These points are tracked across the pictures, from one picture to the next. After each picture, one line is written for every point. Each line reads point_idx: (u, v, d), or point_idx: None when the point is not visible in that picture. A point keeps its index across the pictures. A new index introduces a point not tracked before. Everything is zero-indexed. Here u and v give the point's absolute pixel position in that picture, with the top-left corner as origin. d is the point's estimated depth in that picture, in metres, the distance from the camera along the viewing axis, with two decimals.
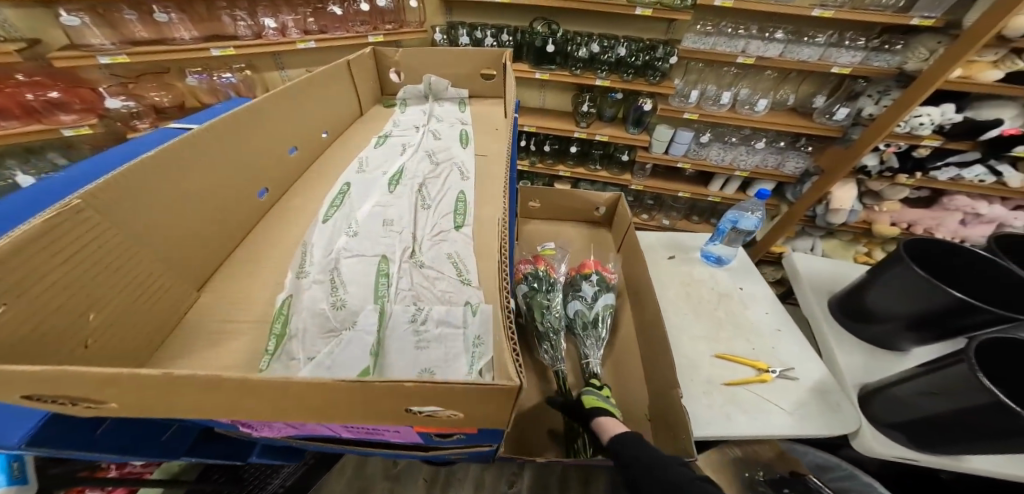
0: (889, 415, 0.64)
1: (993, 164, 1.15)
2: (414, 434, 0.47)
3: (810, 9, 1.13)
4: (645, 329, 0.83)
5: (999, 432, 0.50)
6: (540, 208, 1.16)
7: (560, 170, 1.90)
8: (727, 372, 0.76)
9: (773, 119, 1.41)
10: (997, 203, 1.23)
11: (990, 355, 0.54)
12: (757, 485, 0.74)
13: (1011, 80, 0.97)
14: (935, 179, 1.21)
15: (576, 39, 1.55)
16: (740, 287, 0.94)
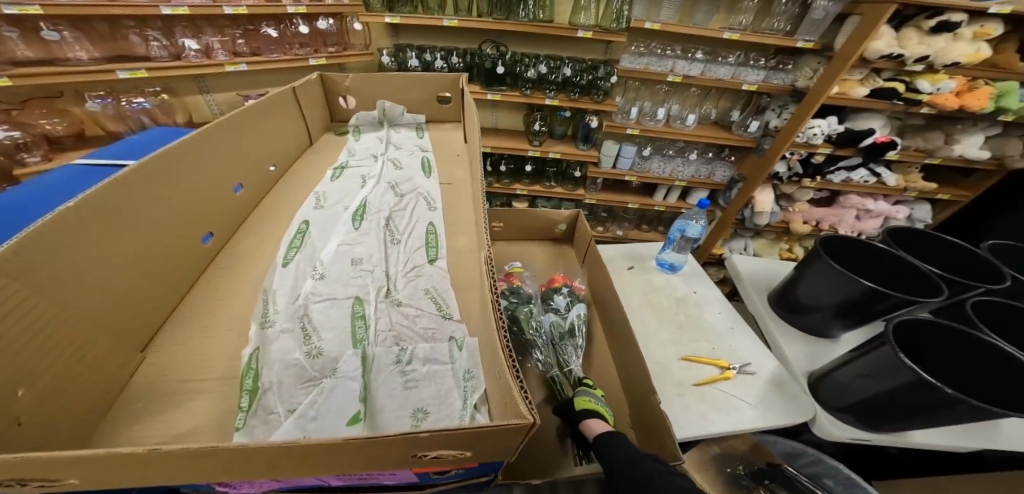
0: (837, 399, 0.71)
1: (873, 167, 1.36)
2: (413, 475, 0.44)
3: (721, 31, 1.29)
4: (616, 338, 0.86)
5: (926, 405, 0.58)
6: (504, 229, 1.18)
7: (517, 189, 1.95)
8: (695, 373, 0.81)
9: (701, 132, 1.57)
10: (881, 200, 1.46)
11: (913, 339, 0.62)
12: (740, 479, 0.80)
13: (875, 95, 1.12)
14: (831, 181, 1.41)
15: (523, 60, 1.61)
16: (695, 291, 1.02)
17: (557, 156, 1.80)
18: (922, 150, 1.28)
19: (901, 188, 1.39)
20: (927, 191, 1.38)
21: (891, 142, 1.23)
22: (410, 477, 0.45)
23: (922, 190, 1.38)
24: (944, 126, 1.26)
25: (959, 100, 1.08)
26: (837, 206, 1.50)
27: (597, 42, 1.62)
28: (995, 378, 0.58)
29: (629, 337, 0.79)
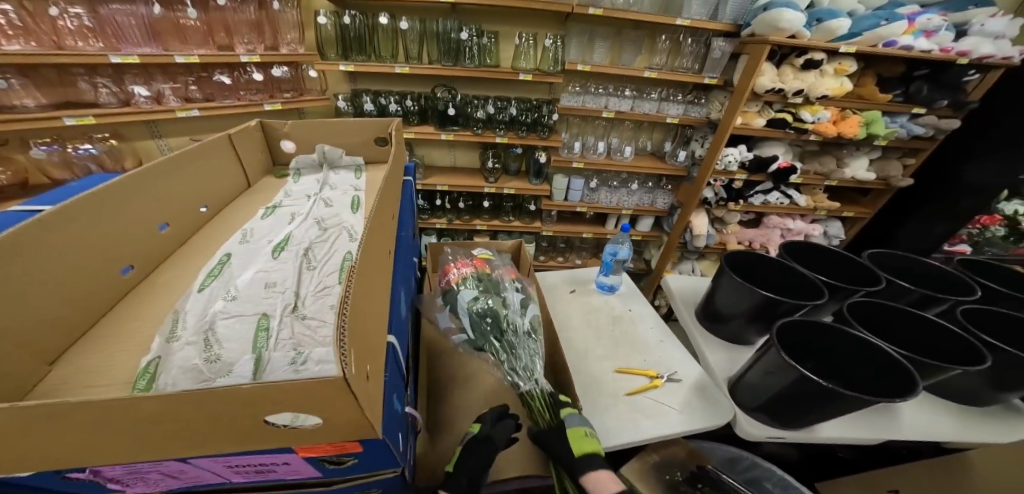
0: (751, 399, 0.74)
1: (784, 189, 1.52)
2: (304, 465, 0.51)
3: (642, 71, 1.45)
4: (552, 355, 0.90)
5: (816, 395, 0.62)
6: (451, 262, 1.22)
7: (476, 224, 2.01)
8: (626, 383, 0.85)
9: (639, 163, 1.70)
10: (799, 219, 1.61)
11: (798, 337, 0.68)
12: (679, 485, 0.82)
13: (771, 125, 1.28)
14: (752, 204, 1.55)
15: (474, 101, 1.73)
16: (630, 309, 1.08)
17: (511, 191, 1.87)
18: (822, 174, 1.44)
19: (812, 208, 1.54)
20: (834, 210, 1.53)
21: (793, 167, 1.39)
22: (308, 470, 0.53)
23: (829, 209, 1.54)
24: (834, 151, 1.44)
25: (836, 127, 1.26)
26: (763, 227, 1.64)
27: (540, 84, 1.77)
28: (863, 364, 0.64)
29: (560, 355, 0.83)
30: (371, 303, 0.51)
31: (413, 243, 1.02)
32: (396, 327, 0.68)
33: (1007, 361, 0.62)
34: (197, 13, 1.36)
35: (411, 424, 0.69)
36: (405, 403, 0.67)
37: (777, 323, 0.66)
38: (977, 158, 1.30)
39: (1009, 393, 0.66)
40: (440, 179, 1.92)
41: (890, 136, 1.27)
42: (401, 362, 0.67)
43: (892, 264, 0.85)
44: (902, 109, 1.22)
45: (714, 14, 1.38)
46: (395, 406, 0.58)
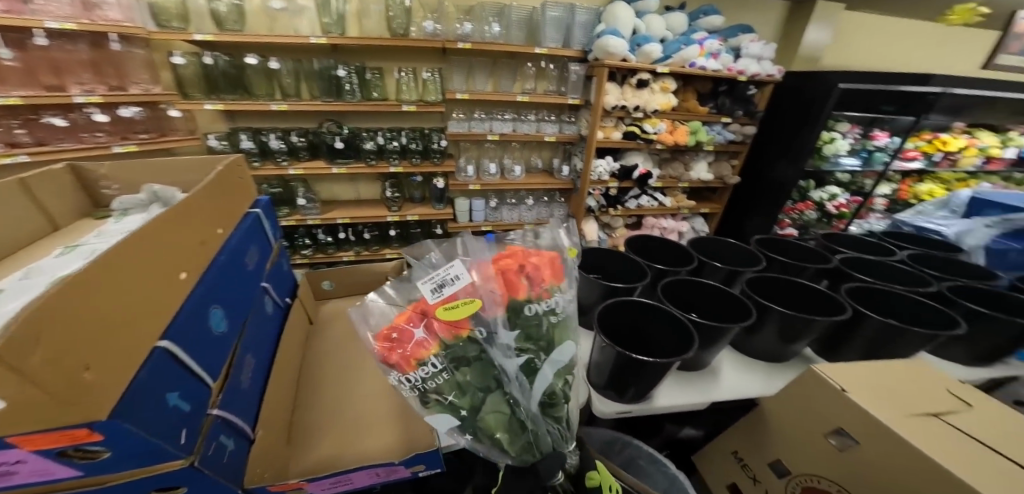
0: (599, 378, 0.75)
1: (652, 194, 1.84)
2: (53, 461, 0.45)
3: (515, 95, 1.56)
4: None
5: (637, 365, 0.65)
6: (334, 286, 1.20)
7: (387, 253, 1.95)
8: None
9: (531, 180, 1.84)
10: (670, 219, 1.92)
11: (617, 312, 0.73)
12: None
13: (624, 137, 1.58)
14: (630, 207, 1.82)
15: (364, 134, 1.71)
16: None
17: (415, 218, 1.85)
18: (676, 178, 1.82)
19: (677, 207, 1.88)
20: (692, 207, 1.90)
21: (649, 172, 1.71)
22: (62, 469, 0.47)
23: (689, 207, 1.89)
24: (682, 158, 1.83)
25: (673, 137, 1.62)
26: (644, 228, 1.92)
27: (430, 114, 1.82)
28: (680, 331, 0.71)
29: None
30: (120, 303, 0.45)
31: (274, 268, 0.97)
32: (203, 345, 0.61)
33: (780, 318, 0.78)
34: (10, 51, 1.18)
35: (235, 433, 0.63)
36: (212, 406, 0.60)
37: (602, 305, 0.72)
38: (780, 158, 1.71)
39: (798, 343, 0.82)
40: (341, 212, 1.86)
41: (712, 140, 1.71)
42: (208, 378, 0.60)
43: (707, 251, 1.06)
44: (715, 119, 1.68)
45: (566, 39, 1.58)
46: (171, 397, 0.51)
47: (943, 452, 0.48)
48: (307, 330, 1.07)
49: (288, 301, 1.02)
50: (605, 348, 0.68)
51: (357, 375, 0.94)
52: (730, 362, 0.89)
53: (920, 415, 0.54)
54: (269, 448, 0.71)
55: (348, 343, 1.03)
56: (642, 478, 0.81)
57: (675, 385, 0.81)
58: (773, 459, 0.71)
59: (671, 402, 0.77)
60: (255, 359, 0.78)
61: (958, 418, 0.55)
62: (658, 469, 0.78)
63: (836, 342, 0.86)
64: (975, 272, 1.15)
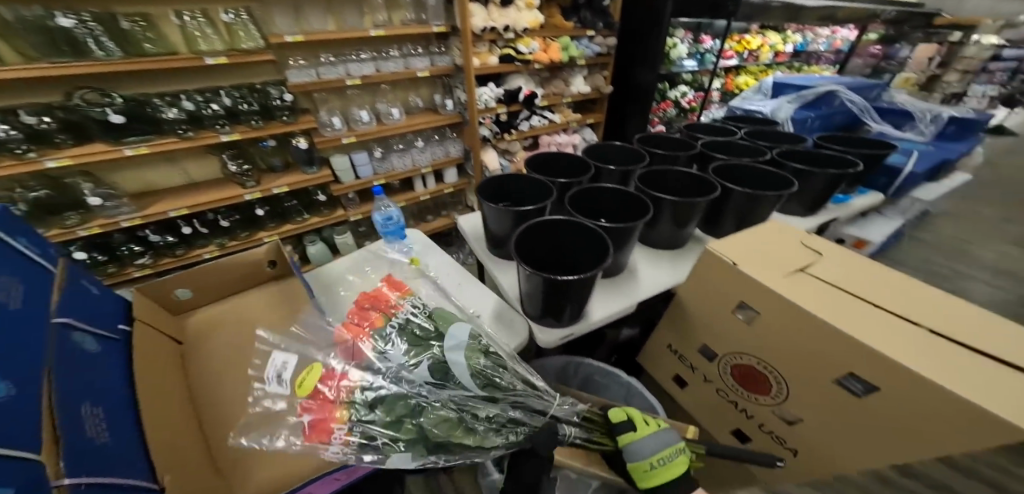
0: (534, 308, 0.76)
1: (541, 113, 1.82)
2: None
3: (367, 30, 1.29)
4: None
5: (564, 285, 0.67)
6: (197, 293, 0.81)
7: (263, 237, 1.62)
8: None
9: (414, 121, 1.63)
10: (565, 133, 1.93)
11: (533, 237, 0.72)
12: None
13: (504, 60, 1.51)
14: (523, 129, 1.78)
15: (157, 100, 1.24)
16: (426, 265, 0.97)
17: (284, 190, 1.53)
18: (559, 95, 1.82)
19: (567, 123, 1.90)
20: (578, 121, 1.94)
21: (534, 92, 1.68)
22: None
23: (576, 121, 1.93)
24: (560, 75, 1.83)
25: (547, 55, 1.58)
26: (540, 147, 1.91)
27: (260, 64, 1.41)
28: (589, 239, 0.72)
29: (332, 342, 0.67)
30: None
31: (70, 288, 0.59)
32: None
33: (670, 205, 0.86)
34: None
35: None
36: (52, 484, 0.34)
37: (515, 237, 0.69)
38: (638, 65, 1.84)
39: (689, 226, 0.93)
40: (172, 203, 1.43)
41: (582, 55, 1.70)
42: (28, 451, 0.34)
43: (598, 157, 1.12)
44: (581, 33, 1.66)
45: None
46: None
47: (817, 302, 0.59)
48: (178, 355, 0.72)
49: (124, 327, 0.66)
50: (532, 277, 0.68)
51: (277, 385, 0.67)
52: (644, 261, 0.97)
53: (793, 273, 0.66)
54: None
55: (250, 348, 0.74)
56: (600, 391, 0.90)
57: (603, 298, 0.86)
58: (701, 344, 0.81)
59: (604, 313, 0.82)
60: (103, 407, 0.48)
61: (816, 265, 0.68)
62: (613, 380, 0.87)
63: (712, 217, 1.00)
64: (791, 138, 1.38)
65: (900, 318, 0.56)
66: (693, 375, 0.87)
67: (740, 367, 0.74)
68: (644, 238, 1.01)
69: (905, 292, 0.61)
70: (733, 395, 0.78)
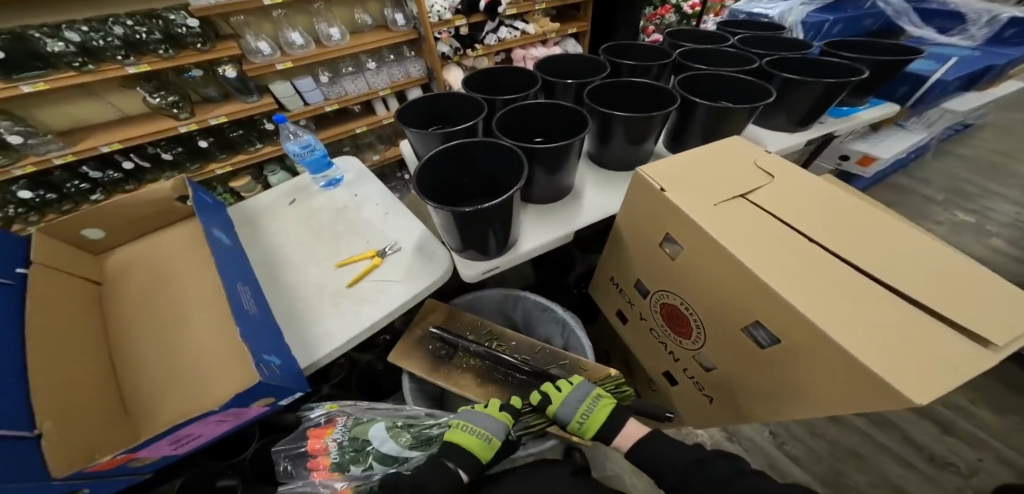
0: (454, 241, 0.73)
1: (508, 23, 1.62)
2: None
3: None
4: (268, 273, 0.78)
5: (478, 215, 0.63)
6: (110, 229, 0.77)
7: (215, 169, 1.54)
8: (348, 274, 0.78)
9: (362, 40, 1.45)
10: (539, 46, 1.74)
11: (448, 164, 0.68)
12: (439, 350, 0.81)
13: None
14: (490, 44, 1.59)
15: (35, 31, 1.10)
16: (355, 195, 0.91)
17: (222, 121, 1.42)
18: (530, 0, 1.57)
19: (542, 34, 1.68)
20: (557, 31, 1.70)
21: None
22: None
23: (554, 31, 1.69)
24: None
25: None
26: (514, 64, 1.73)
27: None
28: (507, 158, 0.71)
29: (234, 272, 0.67)
30: None
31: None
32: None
33: (625, 123, 0.76)
34: None
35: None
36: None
37: (415, 171, 0.65)
38: None
39: (648, 142, 0.84)
40: (102, 137, 1.33)
41: None
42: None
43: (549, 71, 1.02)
44: None
45: None
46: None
47: (738, 233, 0.54)
48: (94, 292, 0.71)
49: (25, 269, 0.63)
50: (444, 215, 0.65)
51: (186, 316, 0.67)
52: (594, 183, 0.90)
53: (724, 201, 0.59)
54: (88, 432, 0.51)
55: (166, 283, 0.72)
56: (538, 324, 0.93)
57: (537, 225, 0.82)
58: (637, 279, 0.80)
59: (536, 243, 0.80)
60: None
61: (760, 191, 0.61)
62: (549, 316, 0.88)
63: (680, 132, 0.90)
64: (791, 44, 1.19)
65: (827, 254, 0.51)
66: (630, 310, 0.87)
67: (667, 306, 0.73)
68: (597, 159, 0.93)
69: (842, 218, 0.56)
70: (663, 335, 0.79)
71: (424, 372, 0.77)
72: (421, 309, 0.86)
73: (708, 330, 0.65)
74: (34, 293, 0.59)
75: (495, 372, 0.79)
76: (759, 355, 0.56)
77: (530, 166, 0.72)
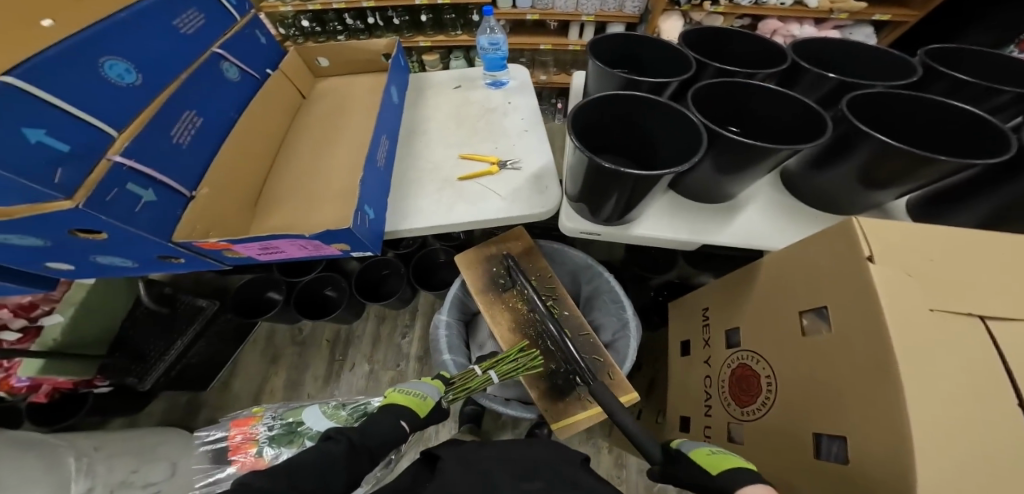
0: (575, 188, 0.67)
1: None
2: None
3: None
4: (404, 137, 0.82)
5: (610, 173, 0.55)
6: (331, 67, 0.84)
7: (419, 42, 1.30)
8: (464, 169, 0.79)
9: None
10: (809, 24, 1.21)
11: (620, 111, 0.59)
12: (497, 276, 0.86)
13: None
14: (740, 6, 1.15)
15: None
16: (510, 102, 0.85)
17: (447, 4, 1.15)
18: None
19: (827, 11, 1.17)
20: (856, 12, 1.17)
21: None
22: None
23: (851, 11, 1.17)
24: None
25: None
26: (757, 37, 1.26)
27: None
28: (691, 136, 0.57)
29: (385, 124, 0.73)
30: None
31: (243, 34, 0.70)
32: (90, 86, 0.44)
33: (876, 148, 0.47)
34: None
35: (157, 186, 0.50)
36: (109, 151, 0.44)
37: (576, 105, 0.57)
38: None
39: (883, 193, 0.54)
40: None
41: None
42: (108, 124, 0.45)
43: (832, 49, 0.64)
44: None
45: None
46: (26, 131, 0.36)
47: (940, 366, 0.37)
48: (295, 109, 0.80)
49: (269, 74, 0.76)
50: (581, 163, 0.59)
51: (331, 149, 0.76)
52: (764, 205, 0.68)
53: (953, 313, 0.40)
54: (222, 210, 0.62)
55: (337, 125, 0.79)
56: (598, 309, 0.96)
57: (667, 220, 0.69)
58: (732, 327, 0.77)
59: (650, 233, 0.69)
60: (203, 117, 0.59)
61: (1023, 327, 0.39)
62: (615, 309, 0.90)
63: (946, 200, 0.55)
64: None
65: None
66: None
67: (742, 369, 0.72)
68: (793, 181, 0.65)
69: None
70: (713, 387, 0.82)
71: (475, 290, 0.85)
72: (505, 232, 0.90)
73: (770, 417, 0.62)
74: (261, 95, 0.70)
75: (531, 327, 0.85)
76: (828, 481, 0.47)
77: (706, 155, 0.57)
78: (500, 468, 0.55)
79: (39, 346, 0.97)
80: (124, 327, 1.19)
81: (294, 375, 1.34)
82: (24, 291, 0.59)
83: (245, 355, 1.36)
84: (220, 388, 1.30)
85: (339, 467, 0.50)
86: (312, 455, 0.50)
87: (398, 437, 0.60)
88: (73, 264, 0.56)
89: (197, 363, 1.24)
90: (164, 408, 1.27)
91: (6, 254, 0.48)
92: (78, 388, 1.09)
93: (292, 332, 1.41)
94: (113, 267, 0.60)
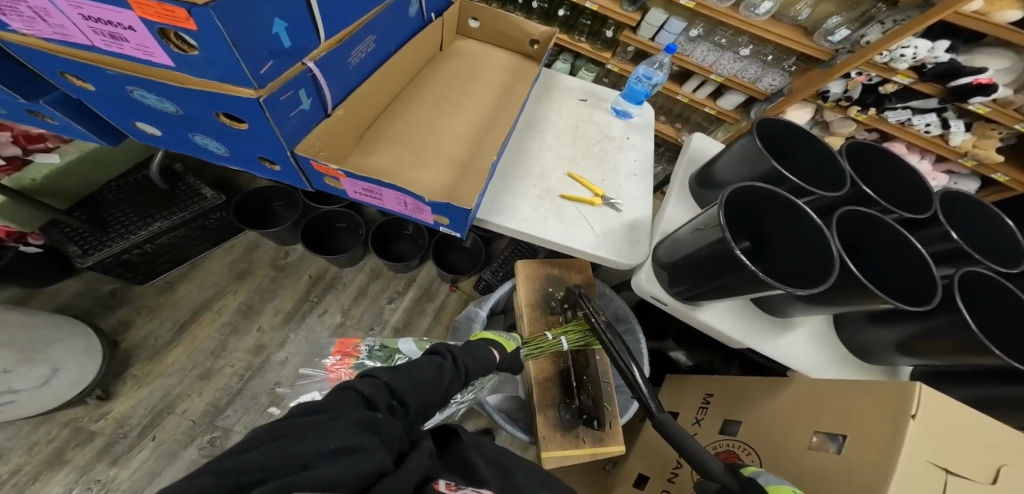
0: (667, 255, 0.68)
1: (948, 114, 1.09)
2: (152, 43, 0.30)
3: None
4: (521, 130, 0.80)
5: (729, 265, 0.54)
6: (479, 31, 0.81)
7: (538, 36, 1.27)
8: (567, 187, 0.76)
9: (772, 27, 1.06)
10: (926, 160, 1.22)
11: (756, 201, 0.62)
12: (551, 298, 0.85)
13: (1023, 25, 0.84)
14: (885, 120, 1.14)
15: None
16: (628, 138, 0.85)
17: (592, 8, 1.14)
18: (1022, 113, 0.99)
19: (959, 153, 1.14)
20: (987, 164, 1.14)
21: (992, 86, 0.94)
22: (161, 56, 0.31)
23: (981, 161, 1.13)
24: None
25: None
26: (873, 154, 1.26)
27: None
28: (809, 249, 0.59)
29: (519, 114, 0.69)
30: None
31: None
32: None
33: (948, 325, 0.56)
34: None
35: (314, 96, 0.46)
36: (308, 56, 0.40)
37: (734, 186, 0.58)
38: None
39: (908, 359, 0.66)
40: None
41: None
42: (322, 27, 0.41)
43: (959, 207, 0.73)
44: None
45: None
46: (276, 21, 0.32)
47: None
48: (430, 57, 0.76)
49: (431, 19, 0.71)
50: (708, 232, 0.57)
51: (452, 116, 0.72)
52: (810, 333, 0.75)
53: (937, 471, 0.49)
54: (338, 137, 0.57)
55: (465, 92, 0.75)
56: None
57: (732, 311, 0.73)
58: (733, 419, 0.83)
59: (713, 322, 0.70)
60: (375, 45, 0.55)
61: None
62: None
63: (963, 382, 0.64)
64: None
65: None
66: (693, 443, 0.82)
67: (727, 454, 0.79)
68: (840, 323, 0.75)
69: None
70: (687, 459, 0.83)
71: (526, 303, 0.84)
72: (569, 261, 0.90)
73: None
74: (420, 40, 0.65)
75: (562, 360, 0.83)
76: None
77: (803, 278, 0.60)
78: (517, 465, 0.49)
79: (13, 181, 0.87)
80: (107, 188, 1.03)
81: (255, 301, 1.19)
82: (82, 137, 0.53)
83: (213, 257, 1.23)
84: (161, 287, 1.16)
85: (443, 383, 0.50)
86: (425, 366, 0.50)
87: (490, 362, 0.61)
88: (161, 133, 0.49)
89: (163, 247, 1.06)
90: (78, 291, 1.11)
91: (118, 105, 0.42)
92: (5, 239, 0.92)
93: (276, 253, 1.27)
94: (201, 150, 0.53)
